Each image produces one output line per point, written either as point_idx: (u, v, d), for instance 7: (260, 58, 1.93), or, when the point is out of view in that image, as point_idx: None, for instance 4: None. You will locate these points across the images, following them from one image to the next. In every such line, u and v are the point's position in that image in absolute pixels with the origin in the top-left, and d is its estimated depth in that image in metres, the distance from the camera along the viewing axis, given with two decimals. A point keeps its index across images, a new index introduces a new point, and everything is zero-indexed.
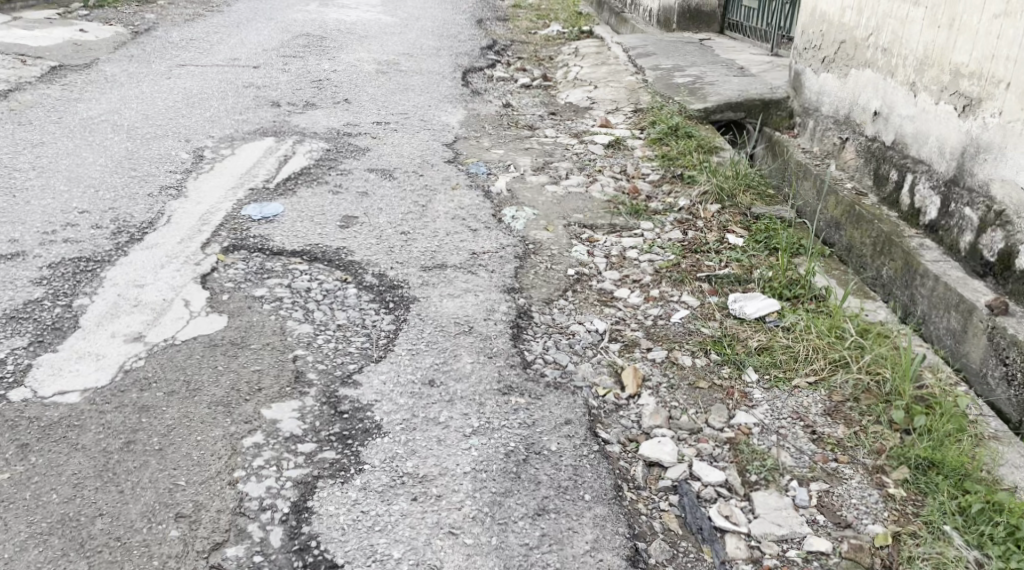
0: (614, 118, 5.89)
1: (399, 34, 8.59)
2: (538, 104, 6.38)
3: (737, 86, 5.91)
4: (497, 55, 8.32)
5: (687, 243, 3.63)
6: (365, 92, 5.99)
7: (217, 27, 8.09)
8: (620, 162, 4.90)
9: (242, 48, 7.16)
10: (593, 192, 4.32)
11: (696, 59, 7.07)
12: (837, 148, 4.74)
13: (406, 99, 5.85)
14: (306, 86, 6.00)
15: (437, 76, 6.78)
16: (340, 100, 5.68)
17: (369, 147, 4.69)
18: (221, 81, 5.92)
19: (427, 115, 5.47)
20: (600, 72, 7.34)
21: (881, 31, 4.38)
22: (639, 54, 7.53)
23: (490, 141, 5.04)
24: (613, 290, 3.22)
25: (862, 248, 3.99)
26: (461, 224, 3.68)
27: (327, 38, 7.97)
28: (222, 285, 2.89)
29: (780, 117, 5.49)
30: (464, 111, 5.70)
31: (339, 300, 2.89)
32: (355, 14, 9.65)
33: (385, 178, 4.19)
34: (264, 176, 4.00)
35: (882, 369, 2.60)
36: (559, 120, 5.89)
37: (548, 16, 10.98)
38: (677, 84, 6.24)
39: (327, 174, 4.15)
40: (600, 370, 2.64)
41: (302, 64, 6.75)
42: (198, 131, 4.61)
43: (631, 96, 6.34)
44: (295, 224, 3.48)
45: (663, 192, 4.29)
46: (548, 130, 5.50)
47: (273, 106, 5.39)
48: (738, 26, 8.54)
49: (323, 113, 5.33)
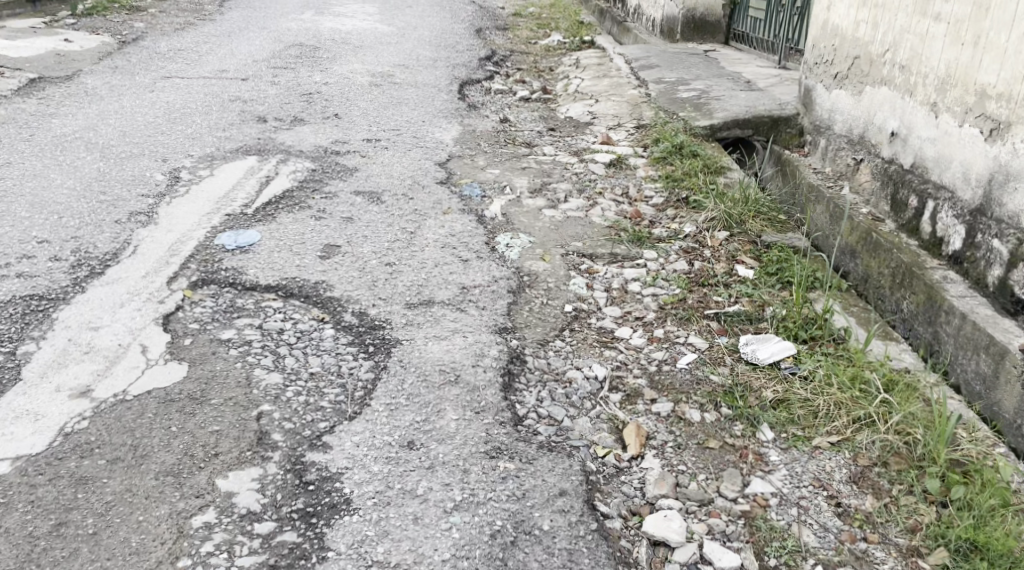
0: (616, 135, 5.65)
1: (395, 44, 8.37)
2: (536, 119, 6.15)
3: (745, 101, 5.67)
4: (496, 66, 8.09)
5: (693, 275, 3.38)
6: (356, 106, 5.75)
7: (207, 37, 7.88)
8: (621, 183, 4.66)
9: (231, 59, 6.94)
10: (593, 217, 4.07)
11: (701, 72, 6.83)
12: (852, 169, 4.50)
13: (399, 114, 5.62)
14: (295, 100, 5.77)
15: (432, 89, 6.55)
16: (330, 114, 5.44)
17: (357, 167, 4.45)
18: (206, 94, 5.69)
19: (420, 131, 5.23)
20: (602, 84, 7.11)
21: (898, 48, 4.13)
22: (642, 66, 7.30)
23: (486, 160, 4.81)
24: (615, 329, 2.97)
25: (880, 279, 3.75)
26: (452, 254, 3.44)
27: (321, 49, 7.75)
28: (186, 326, 2.65)
29: (790, 135, 5.25)
30: (458, 127, 5.46)
31: (315, 343, 2.65)
32: (351, 23, 9.43)
33: (372, 201, 3.95)
34: (243, 200, 3.75)
35: (912, 429, 2.36)
36: (559, 136, 5.65)
37: (550, 25, 10.75)
38: (682, 98, 6.00)
39: (310, 198, 3.91)
40: (599, 427, 2.40)
41: (293, 76, 6.52)
42: (177, 149, 4.38)
43: (634, 111, 6.10)
44: (272, 254, 3.24)
45: (667, 217, 4.04)
46: (547, 147, 5.27)
47: (259, 121, 5.16)
48: (743, 37, 8.31)
49: (311, 129, 5.10)
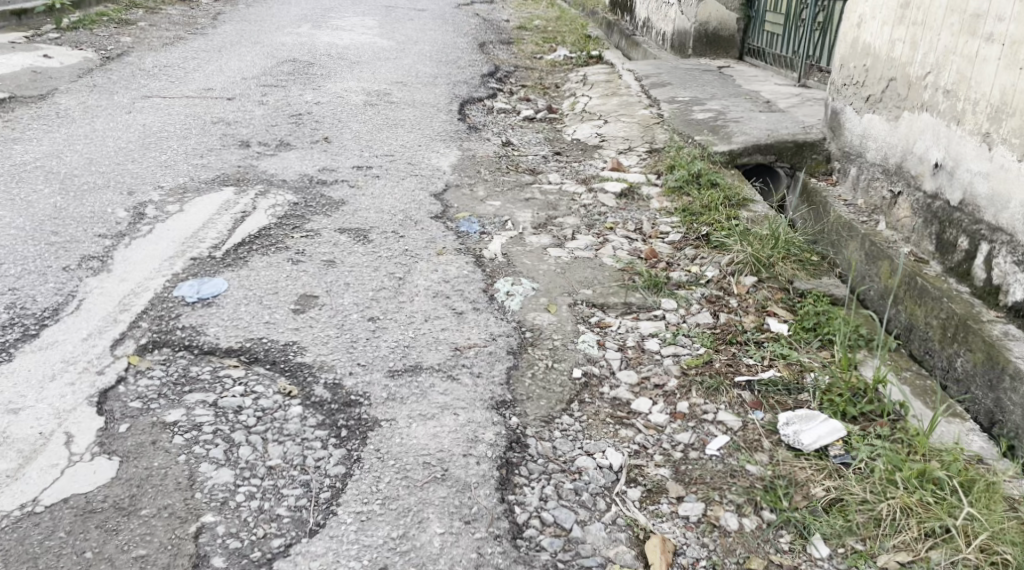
0: (627, 160, 5.25)
1: (394, 59, 7.99)
2: (541, 142, 5.76)
3: (766, 124, 5.27)
4: (500, 82, 7.70)
5: (717, 330, 2.97)
6: (348, 128, 5.37)
7: (196, 52, 7.52)
8: (634, 216, 4.26)
9: (218, 76, 6.57)
10: (603, 257, 3.66)
11: (717, 91, 6.42)
12: (888, 203, 4.09)
13: (393, 138, 5.23)
14: (283, 122, 5.39)
15: (431, 108, 6.17)
16: (319, 138, 5.06)
17: (344, 200, 4.05)
18: (187, 116, 5.32)
19: (415, 157, 4.84)
20: (611, 103, 6.71)
21: (942, 70, 3.74)
22: (653, 85, 6.92)
23: (485, 191, 4.41)
24: (631, 400, 2.56)
25: (926, 332, 3.33)
26: (444, 305, 3.04)
27: (315, 65, 7.38)
28: (125, 405, 2.27)
29: (816, 161, 4.84)
30: (457, 152, 5.07)
31: (277, 424, 2.24)
32: (349, 36, 9.07)
33: (357, 240, 3.56)
34: (213, 241, 3.36)
35: (999, 547, 1.99)
36: (565, 161, 5.26)
37: (556, 38, 10.36)
38: (698, 120, 5.59)
39: (289, 237, 3.51)
40: (615, 540, 2.04)
41: (283, 95, 6.14)
42: (146, 180, 3.99)
43: (646, 133, 5.70)
44: (238, 307, 2.84)
45: (686, 256, 3.64)
46: (552, 174, 4.87)
47: (241, 146, 4.77)
48: (759, 54, 7.92)
49: (297, 155, 4.72)
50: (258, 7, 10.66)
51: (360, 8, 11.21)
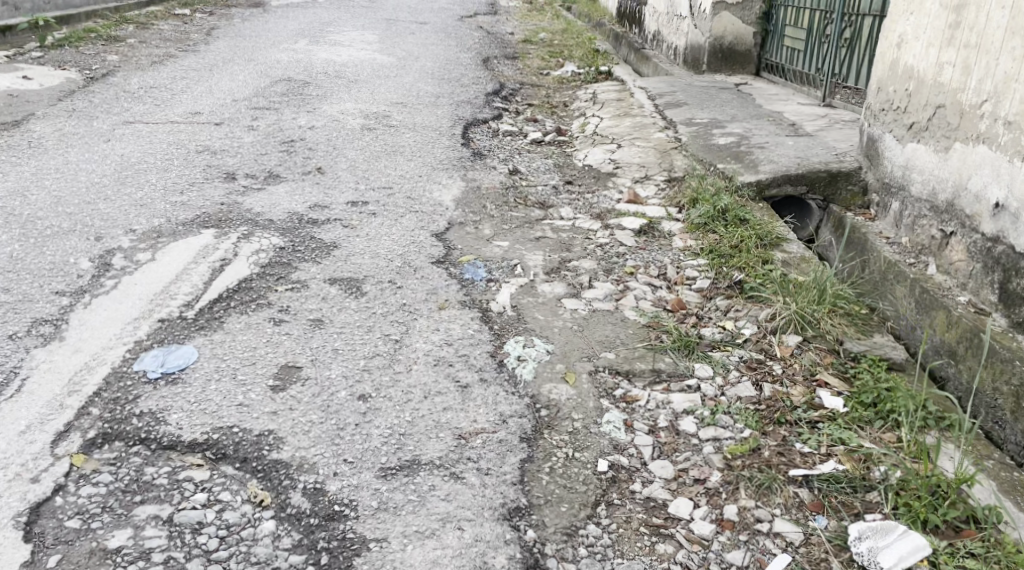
0: (644, 190, 4.86)
1: (394, 78, 7.62)
2: (550, 169, 5.38)
3: (794, 151, 4.89)
4: (505, 102, 7.32)
5: (761, 406, 2.57)
6: (343, 157, 5.00)
7: (186, 71, 7.16)
8: (655, 257, 3.87)
9: (208, 98, 6.21)
10: (626, 310, 3.27)
11: (737, 112, 6.04)
12: (937, 243, 3.71)
13: (392, 167, 4.86)
14: (274, 150, 5.02)
15: (433, 132, 5.79)
16: (312, 169, 4.69)
17: (336, 243, 3.68)
18: (170, 144, 4.95)
19: (415, 190, 4.46)
20: (623, 124, 6.33)
21: (1002, 99, 3.36)
22: (668, 105, 6.55)
23: (492, 231, 4.04)
24: (668, 501, 2.20)
25: (993, 398, 2.95)
26: (447, 375, 2.65)
27: (310, 84, 7.01)
28: (60, 525, 1.97)
29: (852, 193, 4.46)
30: (460, 183, 4.70)
31: (245, 549, 1.96)
32: (347, 53, 8.71)
33: (349, 293, 3.18)
34: (185, 297, 2.98)
35: None
36: (578, 192, 4.88)
37: (562, 53, 9.99)
38: (719, 145, 5.21)
39: (272, 291, 3.13)
40: None
41: (275, 119, 5.78)
42: (118, 222, 3.61)
43: (663, 159, 5.32)
44: (207, 385, 2.45)
45: (718, 310, 3.25)
46: (564, 208, 4.49)
47: (226, 179, 4.40)
48: (777, 70, 7.54)
49: (287, 189, 4.34)
50: (253, 22, 10.31)
51: (359, 22, 10.86)
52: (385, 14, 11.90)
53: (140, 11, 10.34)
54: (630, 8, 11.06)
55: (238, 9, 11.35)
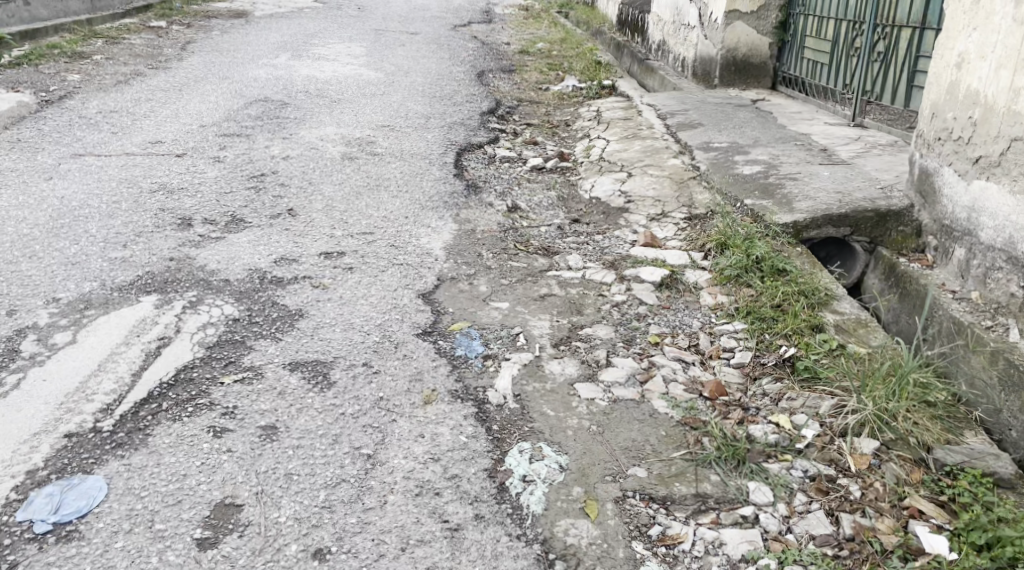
0: (661, 230, 4.26)
1: (380, 96, 7.04)
2: (552, 204, 4.81)
3: (832, 182, 4.31)
4: (502, 121, 6.74)
5: (844, 553, 2.10)
6: (319, 194, 4.42)
7: (153, 92, 6.58)
8: (683, 320, 3.25)
9: (173, 124, 5.63)
10: (654, 399, 2.64)
11: (759, 134, 5.46)
12: (1018, 304, 3.16)
13: (375, 208, 4.28)
14: (240, 187, 4.44)
15: (422, 162, 5.21)
16: (282, 211, 4.12)
17: (302, 309, 3.08)
18: (120, 181, 4.36)
19: (400, 235, 3.88)
20: (633, 147, 5.75)
21: None
22: (682, 126, 5.97)
23: (489, 288, 3.45)
24: None
25: None
26: (431, 511, 2.13)
27: (289, 105, 6.43)
28: None
29: (902, 235, 3.88)
30: (451, 226, 4.12)
31: None
32: (331, 68, 8.12)
33: (313, 383, 2.58)
34: (104, 399, 2.39)
35: None
36: (586, 232, 4.30)
37: (562, 65, 9.41)
38: (745, 175, 4.62)
39: (217, 383, 2.52)
40: None
41: (245, 147, 5.20)
42: (39, 289, 3.04)
43: (680, 191, 4.72)
44: (111, 542, 1.99)
45: (767, 397, 2.66)
46: (571, 254, 3.89)
47: (180, 226, 3.82)
48: (797, 84, 6.97)
49: (250, 238, 3.76)
50: (233, 34, 9.73)
51: (346, 33, 10.28)
52: (374, 24, 11.32)
53: (111, 25, 9.77)
54: (634, 17, 10.48)
55: (218, 20, 10.77)
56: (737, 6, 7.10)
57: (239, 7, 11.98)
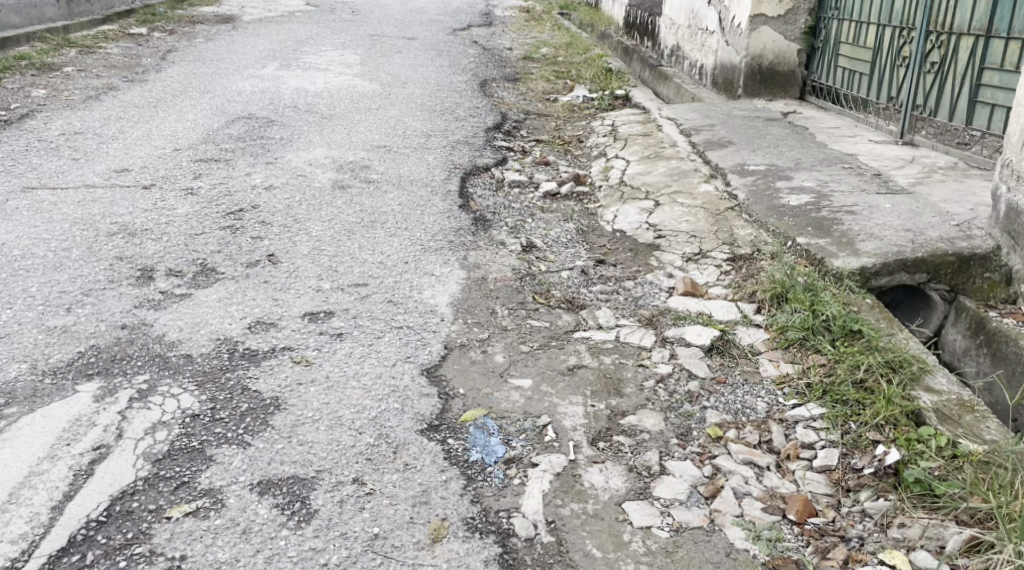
0: (701, 275, 3.67)
1: (375, 110, 6.48)
2: (571, 239, 4.24)
3: (897, 216, 3.73)
4: (509, 139, 6.17)
5: None
6: (304, 234, 3.88)
7: (125, 110, 6.04)
8: (743, 403, 2.65)
9: (143, 148, 5.10)
10: (728, 528, 2.13)
11: (799, 155, 4.88)
12: None
13: (369, 252, 3.72)
14: (214, 227, 3.88)
15: (421, 190, 4.66)
16: (262, 257, 3.59)
17: (279, 398, 2.49)
18: (74, 222, 3.80)
19: (398, 289, 3.33)
20: (657, 169, 5.18)
21: None
22: (710, 143, 5.39)
23: (507, 360, 2.88)
24: None
25: None
26: None
27: (274, 124, 5.87)
28: None
29: (990, 281, 3.32)
30: (458, 273, 3.55)
31: None
32: (322, 78, 7.56)
33: (288, 515, 2.06)
34: (11, 549, 1.95)
35: None
36: (614, 276, 3.74)
37: (570, 72, 8.84)
38: (792, 207, 4.05)
39: (160, 520, 2.03)
40: None
41: (223, 176, 4.66)
42: None
43: (718, 222, 4.14)
44: None
45: (871, 521, 2.18)
46: (600, 309, 3.32)
47: (138, 281, 3.26)
48: (830, 94, 6.38)
49: (220, 296, 3.19)
50: (217, 41, 9.17)
51: (338, 39, 9.72)
52: (369, 29, 10.75)
53: (88, 33, 9.23)
54: (644, 20, 9.89)
55: (203, 26, 10.21)
56: (763, 9, 6.54)
57: (226, 11, 11.42)
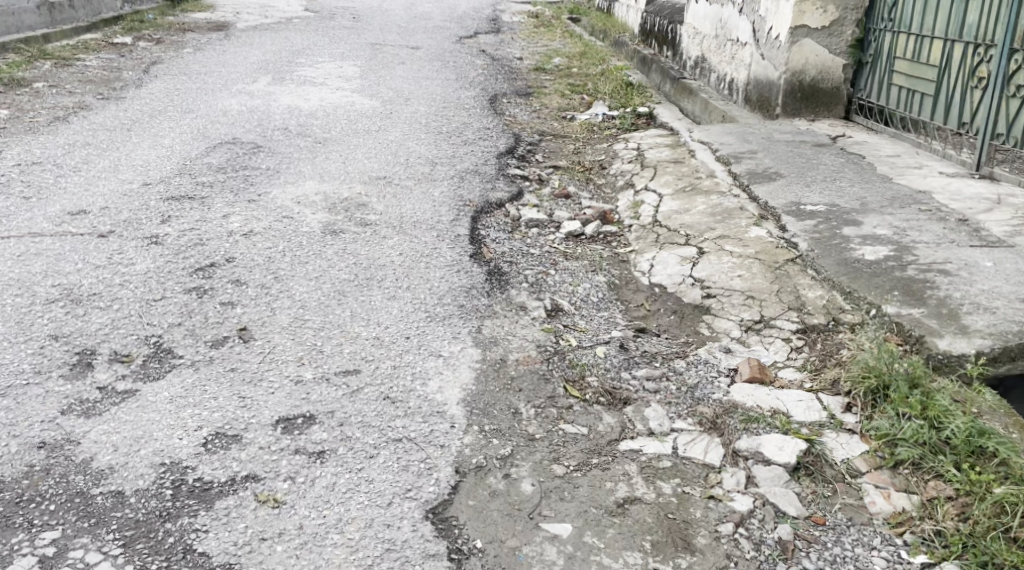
0: (766, 353, 3.02)
1: (374, 132, 5.83)
2: (601, 299, 3.60)
3: (1005, 280, 3.07)
4: (523, 166, 5.53)
5: None
6: (285, 299, 3.24)
7: (95, 135, 5.42)
8: (857, 563, 2.09)
9: (107, 183, 4.47)
10: None
11: (863, 192, 4.22)
12: None
13: (362, 324, 3.07)
14: (176, 290, 3.24)
15: (425, 235, 4.02)
16: (231, 333, 2.95)
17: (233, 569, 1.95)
18: (8, 286, 3.19)
19: (397, 380, 2.68)
20: (695, 206, 4.51)
21: None
22: (755, 174, 4.73)
23: (536, 489, 2.22)
24: None
25: None
26: None
27: (261, 150, 5.23)
28: None
29: None
30: (470, 352, 2.91)
31: None
32: (318, 94, 6.91)
33: None
34: None
35: None
36: (660, 350, 3.07)
37: (586, 86, 8.20)
38: (869, 261, 3.38)
39: None
40: None
41: (196, 217, 4.02)
42: None
43: (777, 279, 3.47)
44: None
45: None
46: (649, 403, 2.65)
47: (74, 371, 2.64)
48: (881, 115, 5.72)
49: (172, 392, 2.55)
50: (207, 51, 8.54)
51: (337, 49, 9.08)
52: (370, 37, 10.11)
53: (69, 43, 8.63)
54: (663, 28, 9.22)
55: (193, 34, 9.58)
56: (805, 20, 5.86)
57: (219, 19, 10.81)
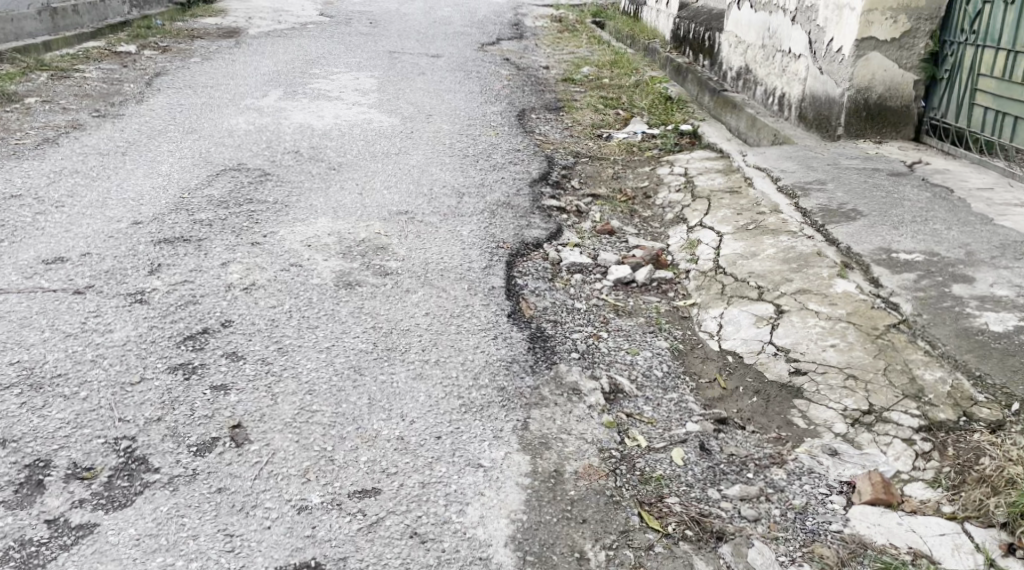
0: (886, 464, 2.45)
1: (394, 156, 5.26)
2: (666, 370, 3.00)
3: None
4: (560, 195, 4.95)
5: None
6: (291, 379, 2.66)
7: (86, 160, 4.89)
8: None
9: (92, 221, 3.93)
10: None
11: (964, 237, 3.61)
12: None
13: (383, 418, 2.49)
14: (158, 369, 2.68)
15: (456, 288, 3.45)
16: (223, 433, 2.40)
17: None
18: None
19: (424, 505, 2.21)
20: (763, 249, 3.89)
21: None
22: (829, 209, 4.13)
23: None
24: None
25: None
26: None
27: (268, 178, 4.68)
28: None
29: None
30: (517, 465, 2.35)
31: None
32: (333, 111, 6.36)
33: None
34: None
35: None
36: (746, 456, 2.52)
37: (621, 99, 7.61)
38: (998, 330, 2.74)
39: None
40: None
41: (191, 266, 3.47)
42: None
43: (878, 350, 2.82)
44: None
45: None
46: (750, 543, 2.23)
47: (21, 499, 2.18)
48: (961, 140, 5.09)
49: (140, 528, 2.12)
50: (215, 61, 8.00)
51: (354, 58, 8.52)
52: (389, 44, 9.55)
53: (69, 52, 8.12)
54: (700, 35, 8.60)
55: (202, 42, 9.05)
56: (871, 31, 5.20)
57: (230, 24, 10.27)
